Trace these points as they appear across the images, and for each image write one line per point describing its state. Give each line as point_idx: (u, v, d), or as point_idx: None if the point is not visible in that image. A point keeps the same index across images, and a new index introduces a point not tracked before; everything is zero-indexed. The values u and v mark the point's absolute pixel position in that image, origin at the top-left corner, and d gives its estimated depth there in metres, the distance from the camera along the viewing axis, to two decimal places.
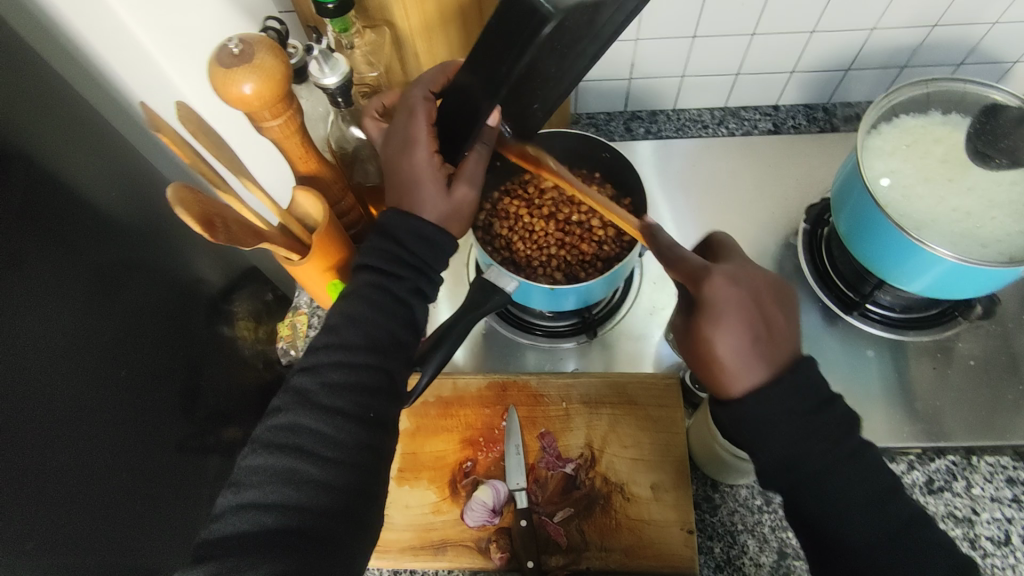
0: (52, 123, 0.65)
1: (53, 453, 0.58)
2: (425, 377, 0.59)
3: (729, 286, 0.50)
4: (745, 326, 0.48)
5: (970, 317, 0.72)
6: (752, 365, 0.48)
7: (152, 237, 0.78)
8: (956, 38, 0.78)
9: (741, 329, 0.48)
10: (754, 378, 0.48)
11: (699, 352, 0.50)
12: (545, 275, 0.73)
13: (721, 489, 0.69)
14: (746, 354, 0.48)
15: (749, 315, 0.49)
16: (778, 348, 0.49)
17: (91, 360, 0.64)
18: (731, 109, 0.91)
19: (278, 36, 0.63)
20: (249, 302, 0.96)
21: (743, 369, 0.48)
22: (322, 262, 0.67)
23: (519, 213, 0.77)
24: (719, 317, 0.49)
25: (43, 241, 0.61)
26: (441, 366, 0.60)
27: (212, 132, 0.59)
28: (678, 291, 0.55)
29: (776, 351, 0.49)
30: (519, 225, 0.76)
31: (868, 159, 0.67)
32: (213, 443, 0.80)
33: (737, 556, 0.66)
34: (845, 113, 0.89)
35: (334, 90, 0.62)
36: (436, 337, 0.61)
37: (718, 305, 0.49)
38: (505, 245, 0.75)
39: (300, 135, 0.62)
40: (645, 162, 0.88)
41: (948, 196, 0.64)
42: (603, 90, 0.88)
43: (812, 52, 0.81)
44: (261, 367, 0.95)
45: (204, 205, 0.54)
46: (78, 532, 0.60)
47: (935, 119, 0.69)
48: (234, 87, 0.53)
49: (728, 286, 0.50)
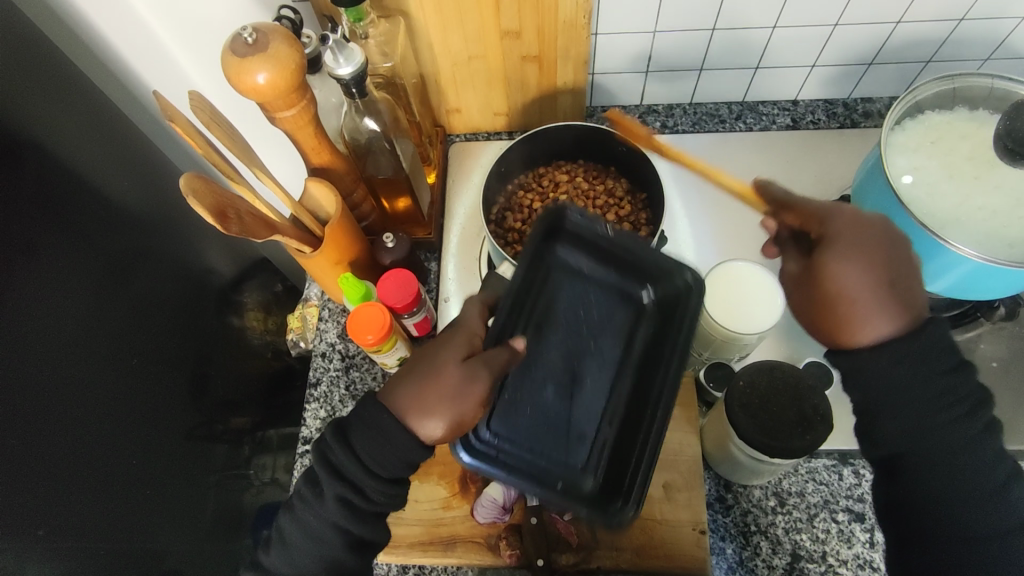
0: (67, 110, 0.65)
1: (65, 440, 0.58)
2: None
3: (851, 228, 0.55)
4: (872, 267, 0.54)
5: (993, 318, 0.73)
6: (864, 313, 0.53)
7: (164, 229, 0.78)
8: (984, 33, 0.76)
9: (874, 277, 0.53)
10: (887, 327, 0.53)
11: (826, 292, 0.55)
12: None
13: (733, 489, 0.68)
14: (884, 304, 0.53)
15: (870, 258, 0.54)
16: (910, 291, 0.54)
17: (103, 348, 0.64)
18: (749, 103, 0.89)
19: (292, 26, 0.62)
20: (259, 293, 0.98)
21: (879, 316, 0.53)
22: (334, 255, 0.67)
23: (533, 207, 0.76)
24: (847, 266, 0.54)
25: (56, 229, 0.61)
26: None
27: (225, 122, 0.59)
28: (785, 239, 0.60)
29: (906, 296, 0.53)
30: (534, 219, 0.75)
31: (891, 156, 0.65)
32: (221, 431, 0.81)
33: (750, 557, 0.65)
34: (866, 108, 0.88)
35: (348, 81, 0.61)
36: None
37: (848, 255, 0.54)
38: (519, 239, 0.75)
39: (314, 126, 0.61)
40: (660, 157, 0.87)
41: (973, 194, 0.63)
42: (619, 83, 0.87)
43: (834, 46, 0.79)
44: (270, 356, 0.97)
45: (217, 195, 0.54)
46: (88, 519, 0.60)
47: (960, 116, 0.68)
48: (248, 77, 0.53)
49: (859, 233, 0.55)
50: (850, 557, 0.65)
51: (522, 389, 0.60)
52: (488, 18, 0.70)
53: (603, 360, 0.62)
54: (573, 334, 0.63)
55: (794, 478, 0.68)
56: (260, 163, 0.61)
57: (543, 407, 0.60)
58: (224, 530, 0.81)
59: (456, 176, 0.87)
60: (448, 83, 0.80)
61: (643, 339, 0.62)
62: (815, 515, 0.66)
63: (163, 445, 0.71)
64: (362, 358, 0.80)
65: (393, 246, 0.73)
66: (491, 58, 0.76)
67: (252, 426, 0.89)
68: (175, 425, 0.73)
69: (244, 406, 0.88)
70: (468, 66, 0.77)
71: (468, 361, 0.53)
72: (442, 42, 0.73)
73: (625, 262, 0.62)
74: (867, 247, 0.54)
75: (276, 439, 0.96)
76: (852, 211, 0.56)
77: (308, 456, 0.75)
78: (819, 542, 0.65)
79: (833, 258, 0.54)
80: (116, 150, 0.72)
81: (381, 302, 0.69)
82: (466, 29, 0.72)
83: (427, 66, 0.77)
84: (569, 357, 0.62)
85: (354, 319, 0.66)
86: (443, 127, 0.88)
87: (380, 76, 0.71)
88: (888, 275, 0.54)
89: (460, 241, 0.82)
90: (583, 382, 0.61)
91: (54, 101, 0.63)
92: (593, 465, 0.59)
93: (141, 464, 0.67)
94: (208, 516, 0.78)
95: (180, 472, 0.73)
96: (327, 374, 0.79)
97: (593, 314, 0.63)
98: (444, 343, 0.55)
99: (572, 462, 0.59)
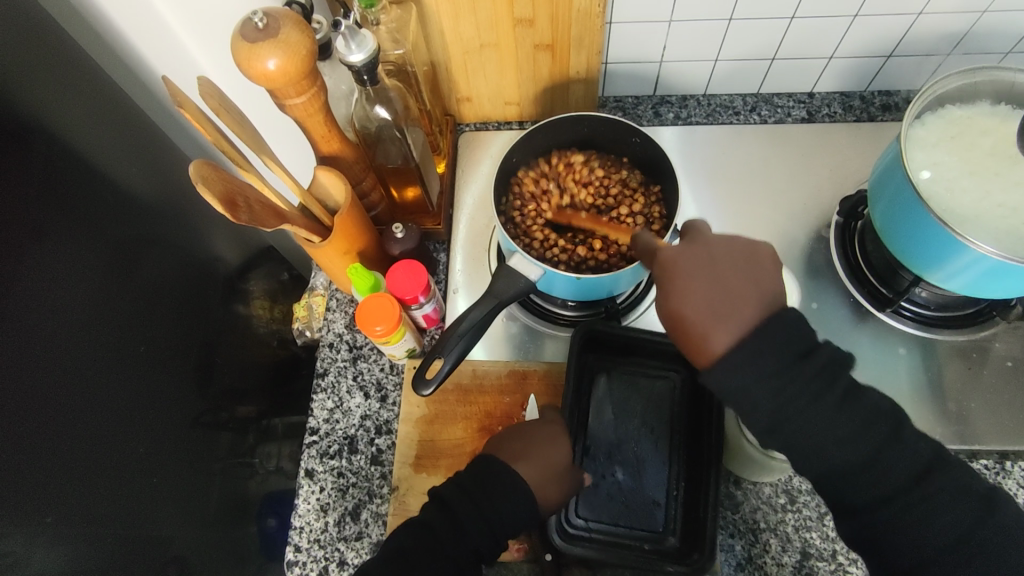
0: (76, 96, 0.64)
1: (74, 428, 0.58)
2: (447, 364, 0.60)
3: (683, 256, 0.55)
4: (702, 286, 0.53)
5: (1008, 317, 0.69)
6: (727, 329, 0.51)
7: (171, 216, 0.77)
8: (1007, 25, 0.74)
9: (709, 292, 0.53)
10: (729, 334, 0.51)
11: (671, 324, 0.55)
12: (567, 262, 0.72)
13: (743, 486, 0.68)
14: (736, 313, 0.51)
15: (702, 280, 0.54)
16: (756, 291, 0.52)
17: (110, 334, 0.64)
18: (764, 95, 0.89)
19: (303, 11, 0.61)
20: (266, 281, 0.97)
21: (715, 328, 0.51)
22: (343, 245, 0.66)
23: (542, 195, 0.75)
24: (687, 291, 0.54)
25: (64, 214, 0.60)
26: (462, 354, 0.61)
27: (234, 108, 0.58)
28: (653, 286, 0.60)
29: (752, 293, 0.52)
30: (542, 208, 0.75)
31: (909, 150, 0.64)
32: (226, 419, 0.81)
33: (759, 554, 0.65)
34: (883, 101, 0.86)
35: (360, 68, 0.60)
36: (456, 325, 0.62)
37: (684, 285, 0.54)
38: (527, 228, 0.74)
39: (324, 114, 0.60)
40: (673, 148, 0.86)
41: (993, 191, 0.62)
42: (632, 73, 0.85)
43: (853, 37, 0.78)
44: (276, 345, 0.97)
45: (227, 183, 0.53)
46: (95, 506, 0.60)
47: (982, 110, 0.66)
48: (258, 63, 0.52)
49: (693, 260, 0.55)
50: (860, 556, 0.64)
51: (601, 488, 0.65)
52: (501, 5, 0.69)
53: (659, 436, 0.67)
54: (625, 419, 0.68)
55: (805, 476, 0.68)
56: (269, 151, 0.60)
57: (621, 495, 0.65)
58: (229, 518, 0.81)
59: (465, 166, 0.86)
60: (460, 71, 0.79)
61: (684, 403, 0.68)
62: (825, 513, 0.66)
63: (168, 433, 0.70)
64: (370, 349, 0.79)
65: (403, 236, 0.72)
66: (503, 46, 0.75)
67: (257, 415, 0.89)
68: (180, 413, 0.72)
69: (250, 395, 0.87)
70: (480, 54, 0.76)
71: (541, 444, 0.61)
72: (454, 28, 0.72)
73: (654, 354, 0.69)
74: (699, 270, 0.54)
75: (281, 427, 0.95)
76: (671, 248, 0.56)
77: (315, 447, 0.74)
78: (829, 540, 0.65)
79: (668, 289, 0.55)
80: (122, 136, 0.71)
81: (390, 294, 0.68)
82: (479, 17, 0.71)
83: (438, 53, 0.76)
84: (628, 439, 0.67)
85: (363, 310, 0.66)
86: (453, 115, 0.87)
87: (391, 63, 0.69)
88: (726, 290, 0.53)
89: (469, 231, 0.82)
90: (643, 455, 0.66)
91: (60, 84, 0.62)
92: (674, 527, 0.63)
93: (146, 453, 0.67)
94: (213, 504, 0.78)
95: (185, 461, 0.73)
96: (334, 364, 0.78)
97: (639, 398, 0.69)
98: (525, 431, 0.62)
99: (655, 531, 0.63)
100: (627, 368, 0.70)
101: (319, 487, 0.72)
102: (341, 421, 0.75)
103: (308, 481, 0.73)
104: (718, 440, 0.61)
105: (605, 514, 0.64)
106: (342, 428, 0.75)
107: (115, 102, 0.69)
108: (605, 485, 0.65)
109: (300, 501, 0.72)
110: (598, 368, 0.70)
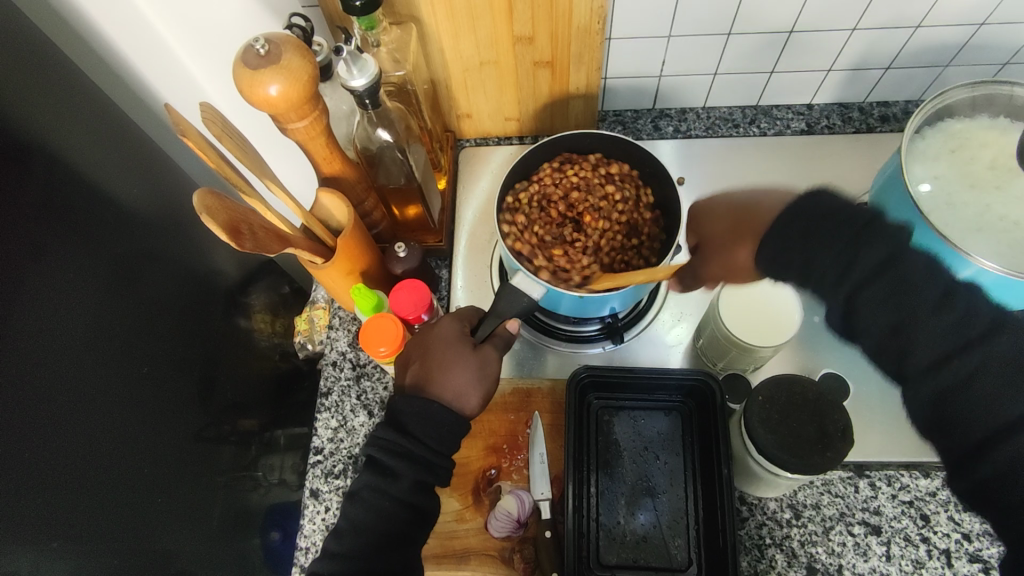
0: (73, 115, 0.63)
1: (77, 444, 0.58)
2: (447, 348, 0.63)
3: None
4: None
5: None
6: None
7: (171, 230, 0.76)
8: (1003, 38, 0.75)
9: None
10: None
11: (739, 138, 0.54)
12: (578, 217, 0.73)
13: (749, 501, 0.68)
14: None
15: None
16: None
17: (111, 351, 0.63)
18: (764, 108, 0.89)
19: (303, 34, 0.62)
20: (266, 294, 0.97)
21: None
22: (346, 265, 0.66)
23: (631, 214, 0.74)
24: None
25: (64, 235, 0.60)
26: (483, 334, 0.65)
27: (236, 133, 0.57)
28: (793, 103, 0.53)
29: None
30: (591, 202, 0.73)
31: (908, 163, 0.65)
32: (228, 433, 0.80)
33: (765, 569, 0.66)
34: (882, 112, 0.87)
35: (362, 92, 0.60)
36: (453, 313, 0.67)
37: None
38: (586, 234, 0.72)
39: (326, 136, 0.60)
40: (670, 162, 0.86)
41: (995, 204, 0.61)
42: (631, 88, 0.86)
43: (850, 51, 0.78)
44: (277, 358, 0.97)
45: (230, 211, 0.53)
46: (99, 519, 0.59)
47: (981, 123, 0.66)
48: (260, 89, 0.52)
49: None
50: (866, 571, 0.65)
51: (616, 527, 0.65)
52: (501, 24, 0.69)
53: (669, 469, 0.67)
54: (637, 455, 0.67)
55: (810, 491, 0.68)
56: (271, 174, 0.60)
57: (636, 532, 0.64)
58: (233, 531, 0.80)
59: (466, 183, 0.86)
60: (460, 89, 0.79)
61: (693, 428, 0.68)
62: (831, 527, 0.67)
63: (171, 447, 0.70)
64: (373, 367, 0.79)
65: (405, 255, 0.72)
66: (503, 64, 0.75)
67: (260, 427, 0.88)
68: (183, 426, 0.72)
69: (252, 408, 0.87)
70: (480, 71, 0.76)
71: (449, 342, 0.63)
72: (453, 47, 0.73)
73: (659, 388, 0.68)
74: None
75: (284, 440, 0.95)
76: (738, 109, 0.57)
77: (320, 466, 0.75)
78: (835, 555, 0.66)
79: None
80: (123, 153, 0.70)
81: (394, 314, 0.68)
82: (478, 37, 0.71)
83: (437, 71, 0.76)
84: (637, 475, 0.67)
85: (366, 331, 0.66)
86: (454, 132, 0.88)
87: (392, 84, 0.70)
88: None
89: (472, 248, 0.82)
90: (655, 488, 0.66)
91: (56, 106, 0.61)
92: (694, 557, 0.63)
93: (149, 466, 0.66)
94: (217, 520, 0.77)
95: (188, 474, 0.72)
96: (338, 383, 0.79)
97: (644, 431, 0.68)
98: (434, 332, 0.64)
99: (673, 563, 0.63)
100: (630, 403, 0.70)
101: (324, 507, 0.74)
102: (346, 440, 0.76)
103: (314, 501, 0.74)
104: (728, 468, 0.62)
105: (622, 553, 0.64)
106: (347, 447, 0.75)
107: (113, 120, 0.69)
108: (622, 524, 0.65)
109: (305, 521, 0.73)
110: (599, 408, 0.69)
